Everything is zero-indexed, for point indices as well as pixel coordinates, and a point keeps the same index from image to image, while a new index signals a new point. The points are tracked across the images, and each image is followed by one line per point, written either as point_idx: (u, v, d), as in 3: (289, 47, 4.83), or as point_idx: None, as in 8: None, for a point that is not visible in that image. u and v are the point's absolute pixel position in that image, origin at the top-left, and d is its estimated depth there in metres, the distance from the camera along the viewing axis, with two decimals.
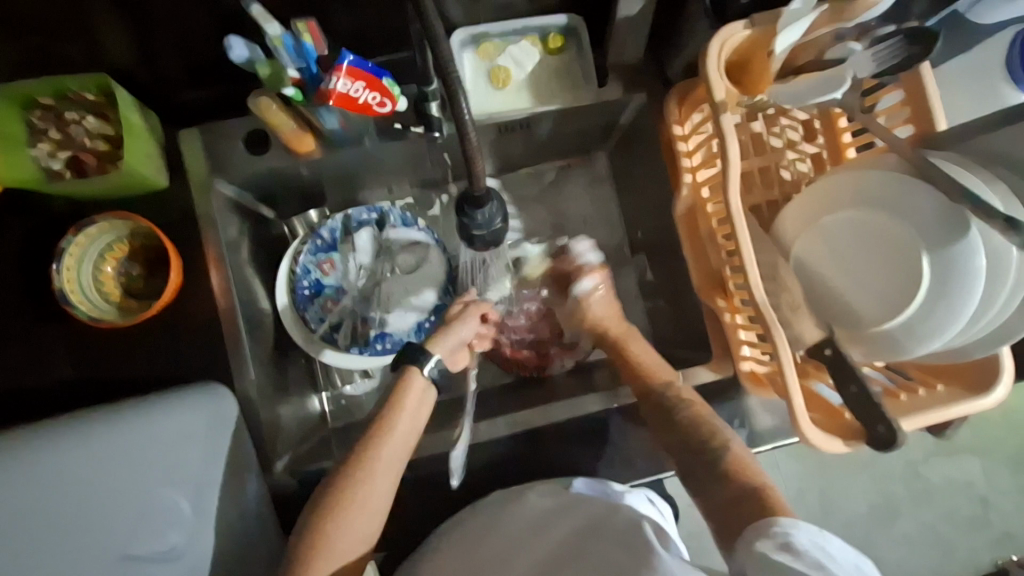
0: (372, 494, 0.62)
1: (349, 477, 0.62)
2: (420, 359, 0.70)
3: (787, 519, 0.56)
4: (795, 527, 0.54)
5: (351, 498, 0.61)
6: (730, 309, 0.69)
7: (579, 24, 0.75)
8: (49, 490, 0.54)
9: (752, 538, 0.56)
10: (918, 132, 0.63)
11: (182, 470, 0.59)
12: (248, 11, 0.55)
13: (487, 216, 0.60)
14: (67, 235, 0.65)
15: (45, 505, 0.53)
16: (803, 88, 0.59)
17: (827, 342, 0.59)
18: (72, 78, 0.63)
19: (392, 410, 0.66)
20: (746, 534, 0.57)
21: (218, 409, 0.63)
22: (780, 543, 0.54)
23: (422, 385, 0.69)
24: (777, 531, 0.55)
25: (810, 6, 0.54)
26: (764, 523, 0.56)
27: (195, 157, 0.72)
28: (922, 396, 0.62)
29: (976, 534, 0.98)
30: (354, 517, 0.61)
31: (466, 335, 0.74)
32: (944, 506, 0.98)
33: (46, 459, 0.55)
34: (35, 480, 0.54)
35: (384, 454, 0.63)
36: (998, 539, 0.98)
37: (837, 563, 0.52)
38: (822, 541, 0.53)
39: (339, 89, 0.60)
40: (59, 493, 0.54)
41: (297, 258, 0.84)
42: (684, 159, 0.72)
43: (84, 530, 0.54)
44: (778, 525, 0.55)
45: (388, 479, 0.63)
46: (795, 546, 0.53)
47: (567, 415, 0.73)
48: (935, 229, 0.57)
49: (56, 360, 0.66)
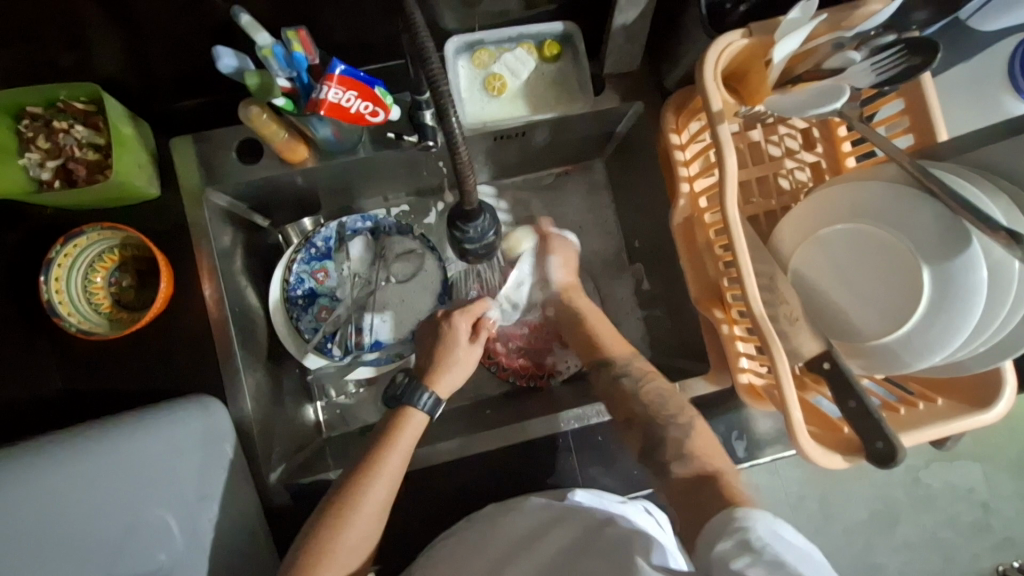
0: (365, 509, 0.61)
1: (342, 494, 0.62)
2: (416, 398, 0.68)
3: (743, 512, 0.55)
4: (754, 521, 0.53)
5: (342, 513, 0.61)
6: (728, 321, 0.68)
7: (576, 33, 0.74)
8: (25, 514, 0.52)
9: (712, 535, 0.55)
10: (918, 141, 0.62)
11: (171, 488, 0.59)
12: (238, 22, 0.55)
13: (479, 230, 0.58)
14: (55, 246, 0.64)
15: (20, 529, 0.51)
16: (799, 100, 0.57)
17: (825, 355, 0.58)
18: (62, 87, 0.63)
19: (388, 435, 0.66)
20: (708, 530, 0.56)
21: (210, 422, 0.64)
22: (738, 536, 0.52)
23: (419, 419, 0.68)
24: (735, 525, 0.54)
25: (808, 15, 0.54)
26: (727, 518, 0.55)
27: (188, 167, 0.71)
28: (922, 410, 0.61)
29: (978, 541, 0.89)
30: (348, 534, 0.60)
31: (466, 357, 0.73)
32: (945, 513, 0.90)
33: (28, 480, 0.53)
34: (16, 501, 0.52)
35: (377, 473, 0.63)
36: (1000, 546, 0.89)
37: (796, 553, 0.50)
38: (779, 530, 0.52)
39: (330, 99, 0.59)
40: (38, 514, 0.52)
41: (291, 267, 0.83)
42: (681, 167, 0.71)
43: (64, 551, 0.52)
44: (737, 520, 0.54)
45: (381, 496, 0.62)
46: (751, 538, 0.51)
47: (564, 424, 0.73)
48: (935, 243, 0.56)
49: (49, 373, 0.66)
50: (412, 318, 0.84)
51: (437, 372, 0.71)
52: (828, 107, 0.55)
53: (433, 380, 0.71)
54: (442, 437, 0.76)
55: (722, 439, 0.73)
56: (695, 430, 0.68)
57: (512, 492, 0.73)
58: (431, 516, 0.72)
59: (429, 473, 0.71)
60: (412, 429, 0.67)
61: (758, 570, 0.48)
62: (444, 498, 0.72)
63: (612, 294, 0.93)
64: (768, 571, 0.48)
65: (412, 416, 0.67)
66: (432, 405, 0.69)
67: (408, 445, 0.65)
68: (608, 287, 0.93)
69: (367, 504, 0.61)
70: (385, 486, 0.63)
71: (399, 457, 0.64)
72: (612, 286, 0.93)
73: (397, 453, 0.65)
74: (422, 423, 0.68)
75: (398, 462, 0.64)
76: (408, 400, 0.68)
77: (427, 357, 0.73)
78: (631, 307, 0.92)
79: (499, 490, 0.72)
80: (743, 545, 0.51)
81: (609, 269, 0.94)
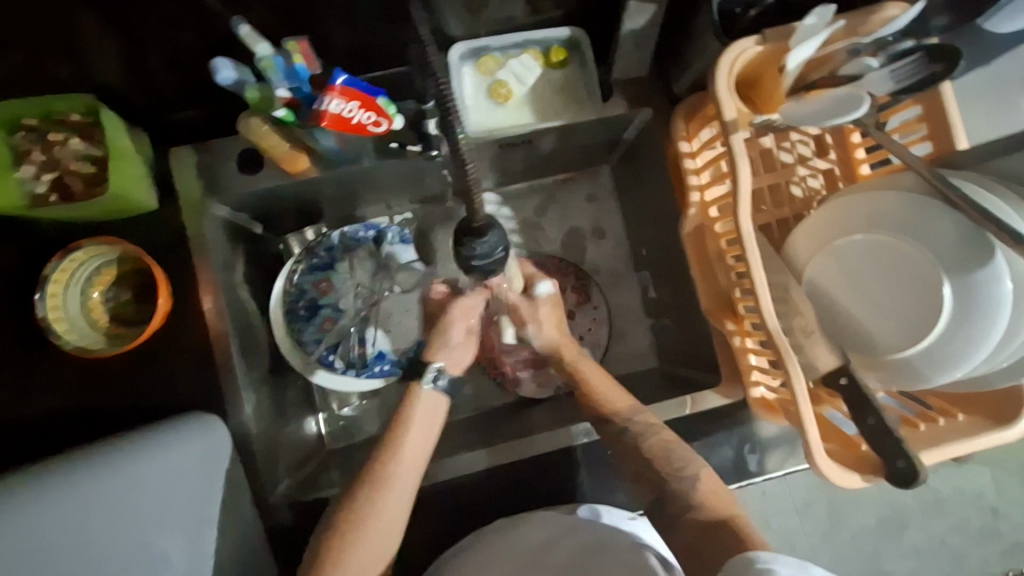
0: (367, 531, 0.59)
1: (364, 482, 0.61)
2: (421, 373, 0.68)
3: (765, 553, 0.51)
4: (776, 562, 0.49)
5: (363, 505, 0.60)
6: (740, 332, 0.67)
7: (582, 37, 0.73)
8: (34, 537, 0.50)
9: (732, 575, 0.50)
10: (937, 149, 0.61)
11: (169, 513, 0.57)
12: (238, 33, 0.55)
13: (488, 247, 0.56)
14: (52, 261, 0.63)
15: (28, 552, 0.50)
16: (815, 111, 0.55)
17: (843, 370, 0.57)
18: (60, 99, 0.61)
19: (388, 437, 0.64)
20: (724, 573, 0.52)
21: (210, 441, 0.62)
22: None
23: (430, 396, 0.68)
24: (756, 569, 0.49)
25: (824, 22, 0.53)
26: (745, 560, 0.51)
27: (188, 179, 0.70)
28: (943, 426, 0.59)
29: (986, 545, 0.87)
30: (373, 522, 0.60)
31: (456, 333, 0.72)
32: (953, 518, 0.88)
33: (33, 502, 0.52)
34: (8, 534, 0.50)
35: (402, 456, 0.63)
36: (1009, 551, 0.87)
37: None
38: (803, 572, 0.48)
39: (332, 110, 0.58)
40: (49, 536, 0.51)
41: (293, 278, 0.81)
42: (692, 176, 0.69)
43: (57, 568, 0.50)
44: (759, 561, 0.50)
45: (406, 484, 0.62)
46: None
47: (556, 444, 0.71)
48: (957, 255, 0.55)
49: (45, 391, 0.64)
50: (415, 330, 0.83)
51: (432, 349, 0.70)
52: (847, 117, 0.53)
53: (428, 357, 0.70)
54: (446, 451, 0.75)
55: (734, 453, 0.72)
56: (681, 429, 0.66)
57: (519, 507, 0.71)
58: (436, 531, 0.70)
59: (433, 488, 0.70)
60: (425, 412, 0.67)
61: None
62: (448, 512, 0.70)
63: (619, 303, 0.91)
64: None
65: (423, 394, 0.67)
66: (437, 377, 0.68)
67: (429, 426, 0.66)
68: (613, 294, 0.92)
69: (395, 493, 0.61)
70: (412, 466, 0.63)
71: (423, 437, 0.65)
72: (617, 292, 0.92)
73: (417, 430, 0.65)
74: (439, 403, 0.68)
75: (415, 453, 0.64)
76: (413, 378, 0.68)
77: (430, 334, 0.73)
78: (637, 315, 0.91)
79: (505, 506, 0.71)
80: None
81: (614, 277, 0.92)
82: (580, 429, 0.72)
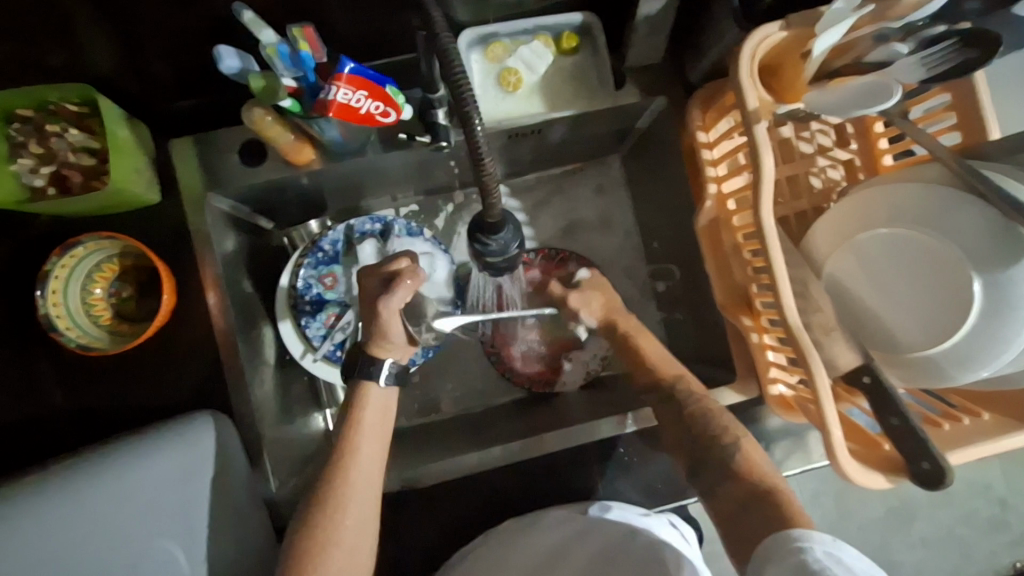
0: (338, 532, 0.56)
1: (320, 505, 0.57)
2: (373, 372, 0.63)
3: (801, 529, 0.51)
4: (810, 540, 0.49)
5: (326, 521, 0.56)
6: (757, 328, 0.65)
7: (595, 23, 0.70)
8: (31, 553, 0.52)
9: (766, 557, 0.50)
10: (966, 139, 0.59)
11: (168, 517, 0.56)
12: (239, 19, 0.53)
13: (502, 243, 0.57)
14: (52, 257, 0.61)
15: (33, 564, 0.52)
16: (841, 101, 0.53)
17: (865, 368, 0.55)
18: (54, 89, 0.59)
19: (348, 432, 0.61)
20: (758, 556, 0.51)
21: (196, 447, 0.59)
22: (795, 560, 0.48)
23: (379, 395, 0.64)
24: (791, 546, 0.49)
25: (852, 7, 0.49)
26: (781, 536, 0.51)
27: (190, 172, 0.68)
28: (969, 426, 0.57)
29: (995, 537, 0.85)
30: (340, 543, 0.56)
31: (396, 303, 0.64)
32: (962, 509, 0.85)
33: (28, 519, 0.53)
34: (20, 539, 0.52)
35: (360, 453, 0.60)
36: (1019, 542, 0.85)
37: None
38: (840, 554, 0.47)
39: (339, 99, 0.56)
40: (47, 550, 0.53)
41: (297, 273, 0.79)
42: (708, 168, 0.67)
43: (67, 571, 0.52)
44: (796, 538, 0.50)
45: (361, 503, 0.58)
46: (808, 562, 0.47)
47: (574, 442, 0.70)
48: (987, 250, 0.53)
49: (48, 388, 0.64)
50: None
51: (376, 344, 0.64)
52: (875, 108, 0.51)
53: (376, 353, 0.64)
54: (455, 447, 0.74)
55: None
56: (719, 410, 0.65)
57: (528, 504, 0.71)
58: (445, 528, 0.70)
59: (442, 486, 0.69)
60: (376, 414, 0.64)
61: None
62: (455, 507, 0.70)
63: (628, 295, 0.89)
64: None
65: (372, 392, 0.64)
66: (390, 375, 0.64)
67: (378, 431, 0.62)
68: (621, 286, 0.90)
69: (354, 506, 0.58)
70: (366, 476, 0.60)
71: (374, 442, 0.62)
72: (625, 284, 0.90)
73: (367, 440, 0.61)
74: (384, 396, 0.65)
75: (374, 451, 0.61)
76: (364, 376, 0.63)
77: (366, 327, 0.65)
78: (647, 308, 0.89)
79: (514, 503, 0.71)
80: (801, 571, 0.47)
81: (623, 268, 0.90)
82: (636, 415, 0.71)
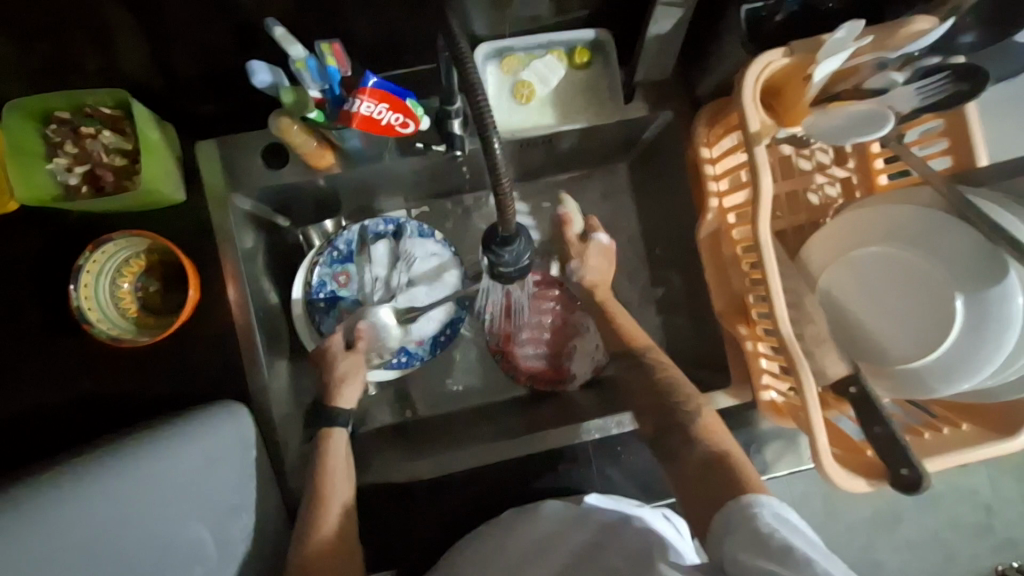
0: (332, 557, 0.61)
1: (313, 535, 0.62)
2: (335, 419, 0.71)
3: (752, 494, 0.57)
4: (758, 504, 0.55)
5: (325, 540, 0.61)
6: (752, 337, 0.68)
7: (606, 38, 0.74)
8: (83, 534, 0.51)
9: (728, 523, 0.56)
10: (957, 162, 0.62)
11: (205, 503, 0.61)
12: (271, 33, 0.54)
13: (514, 254, 0.61)
14: (84, 253, 0.65)
15: (59, 560, 0.48)
16: (839, 128, 0.56)
17: (853, 378, 0.58)
18: (89, 92, 0.62)
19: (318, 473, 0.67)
20: (715, 526, 0.57)
21: (240, 430, 0.66)
22: (752, 527, 0.54)
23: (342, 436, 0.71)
24: (745, 512, 0.55)
25: (852, 37, 0.52)
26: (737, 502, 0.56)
27: (212, 171, 0.71)
28: (948, 436, 0.60)
29: (980, 542, 0.88)
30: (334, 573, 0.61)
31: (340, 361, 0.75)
32: (946, 513, 0.88)
33: (80, 500, 0.52)
34: (72, 521, 0.50)
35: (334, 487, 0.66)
36: (1001, 547, 0.88)
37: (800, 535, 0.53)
38: (784, 515, 0.54)
39: (362, 111, 0.59)
40: (74, 543, 0.50)
41: (313, 270, 0.84)
42: (710, 183, 0.71)
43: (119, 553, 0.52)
44: (748, 504, 0.56)
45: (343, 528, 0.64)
46: (761, 526, 0.53)
47: (568, 440, 0.74)
48: (970, 272, 0.57)
49: (77, 375, 0.67)
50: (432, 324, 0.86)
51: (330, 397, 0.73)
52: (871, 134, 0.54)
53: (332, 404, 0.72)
54: (459, 442, 0.77)
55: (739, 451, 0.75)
56: (707, 413, 0.67)
57: (529, 496, 0.74)
58: (447, 518, 0.73)
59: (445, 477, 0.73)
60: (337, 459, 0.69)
61: (768, 561, 0.51)
62: (458, 498, 0.73)
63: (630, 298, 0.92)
64: (779, 562, 0.50)
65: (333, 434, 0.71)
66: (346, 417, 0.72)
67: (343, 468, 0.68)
68: (623, 289, 0.92)
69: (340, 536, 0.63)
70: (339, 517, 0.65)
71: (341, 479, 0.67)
72: (627, 288, 0.93)
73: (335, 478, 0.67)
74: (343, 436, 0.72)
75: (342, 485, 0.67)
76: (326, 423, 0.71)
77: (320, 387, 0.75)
78: (648, 312, 0.92)
79: (514, 494, 0.74)
80: (756, 536, 0.53)
81: (626, 273, 0.93)
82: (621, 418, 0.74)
